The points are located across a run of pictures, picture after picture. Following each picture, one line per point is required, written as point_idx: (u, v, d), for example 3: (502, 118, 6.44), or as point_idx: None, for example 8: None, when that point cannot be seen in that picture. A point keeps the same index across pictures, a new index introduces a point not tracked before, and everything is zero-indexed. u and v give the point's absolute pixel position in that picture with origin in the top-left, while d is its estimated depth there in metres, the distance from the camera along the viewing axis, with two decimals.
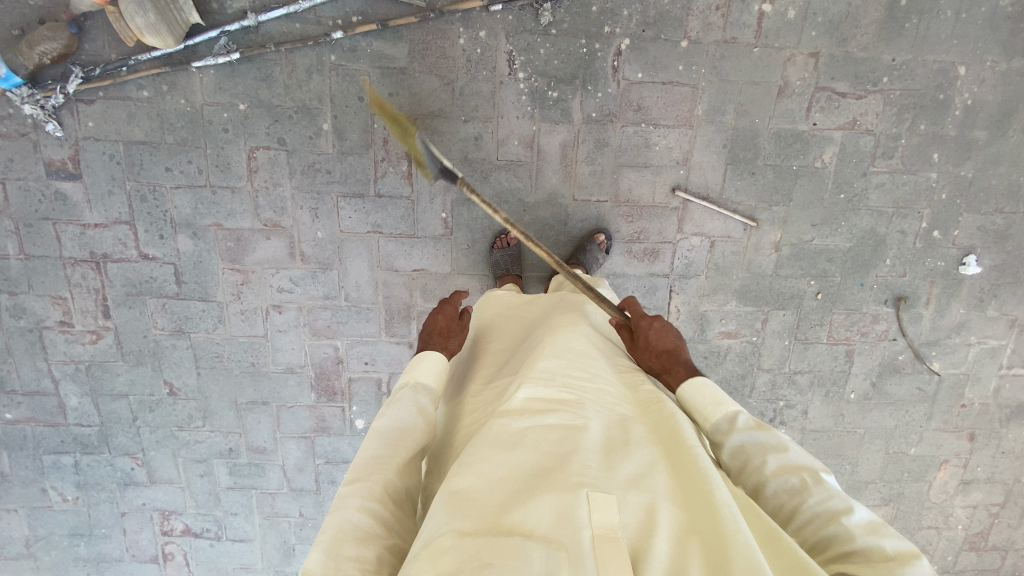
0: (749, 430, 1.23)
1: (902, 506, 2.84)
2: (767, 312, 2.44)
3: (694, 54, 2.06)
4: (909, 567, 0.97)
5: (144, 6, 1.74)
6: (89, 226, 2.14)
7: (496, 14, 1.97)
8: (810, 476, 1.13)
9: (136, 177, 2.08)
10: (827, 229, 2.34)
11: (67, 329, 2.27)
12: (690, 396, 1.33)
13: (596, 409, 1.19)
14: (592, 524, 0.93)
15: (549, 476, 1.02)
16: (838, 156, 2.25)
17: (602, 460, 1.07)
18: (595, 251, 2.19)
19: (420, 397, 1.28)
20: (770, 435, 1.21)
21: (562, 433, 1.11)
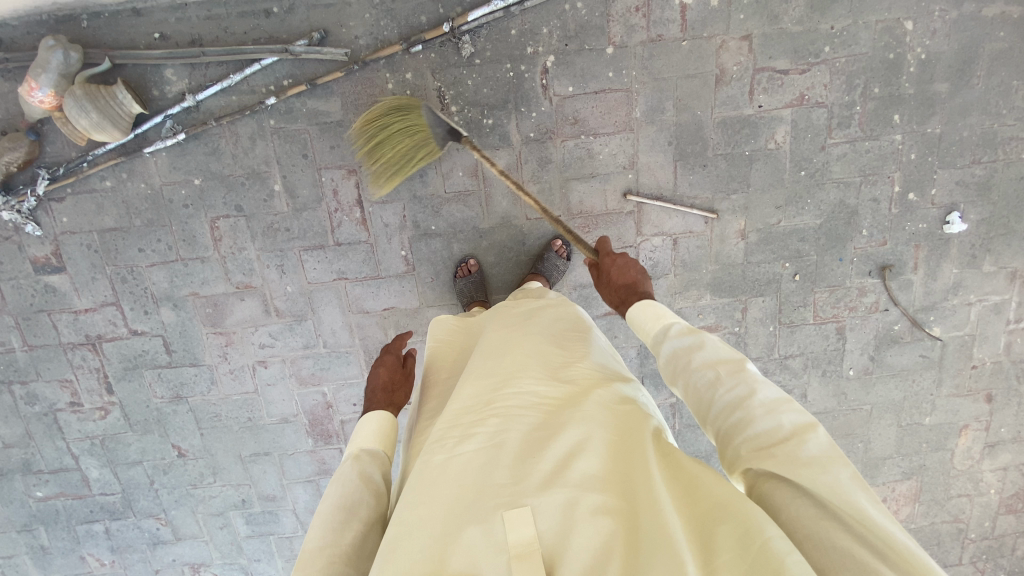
0: (680, 332, 1.28)
1: (926, 478, 2.72)
2: (745, 301, 2.39)
3: (621, 59, 2.06)
4: (802, 438, 0.98)
5: (86, 108, 1.86)
6: (80, 311, 2.29)
7: (419, 54, 2.02)
8: (719, 365, 1.15)
9: (114, 261, 2.22)
10: (793, 210, 2.28)
11: (77, 408, 2.43)
12: (638, 316, 1.41)
13: (514, 416, 1.21)
14: (509, 543, 0.96)
15: (467, 507, 1.04)
16: (792, 135, 2.19)
17: (518, 469, 1.09)
18: (553, 258, 2.21)
19: (364, 465, 1.27)
20: (693, 334, 1.25)
21: (479, 455, 1.13)
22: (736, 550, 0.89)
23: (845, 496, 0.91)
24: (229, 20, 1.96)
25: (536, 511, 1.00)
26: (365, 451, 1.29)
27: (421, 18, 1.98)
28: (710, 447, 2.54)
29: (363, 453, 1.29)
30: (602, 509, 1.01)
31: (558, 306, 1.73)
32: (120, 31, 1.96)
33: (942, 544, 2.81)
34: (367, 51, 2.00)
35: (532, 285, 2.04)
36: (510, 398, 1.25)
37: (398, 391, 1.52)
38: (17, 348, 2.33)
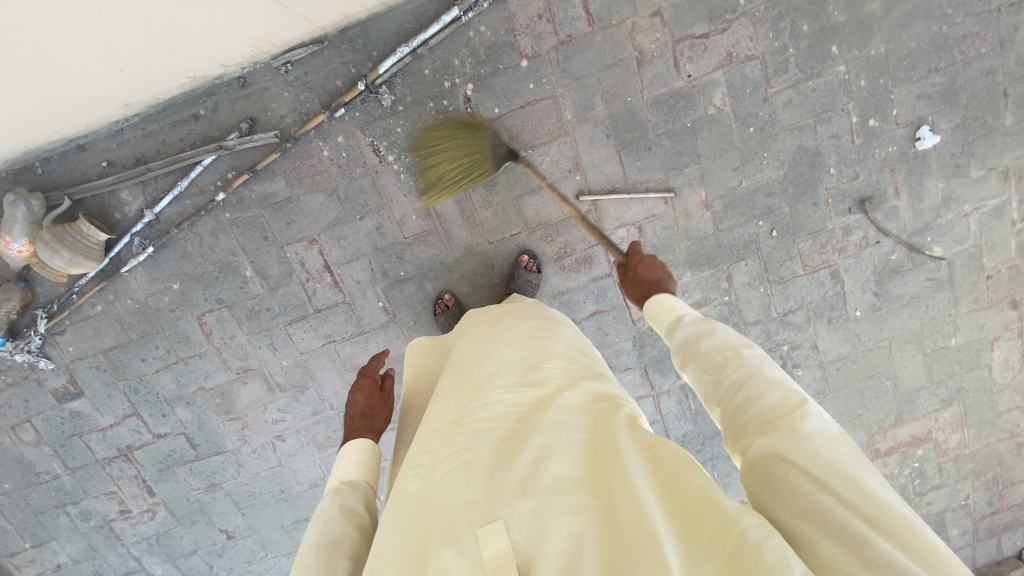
0: (693, 320, 1.21)
1: (969, 401, 2.58)
2: (727, 269, 2.34)
3: (538, 69, 2.06)
4: (805, 421, 0.92)
5: (58, 249, 2.01)
6: (106, 427, 2.44)
7: (344, 116, 2.08)
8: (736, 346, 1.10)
9: (124, 375, 2.36)
10: (752, 168, 2.22)
11: (128, 515, 2.59)
12: (654, 307, 1.35)
13: (484, 426, 1.13)
14: (483, 561, 0.87)
15: (439, 528, 0.95)
16: (730, 95, 2.14)
17: (491, 479, 1.00)
18: (524, 274, 2.21)
19: (344, 497, 1.21)
20: (706, 322, 1.19)
21: (450, 472, 1.04)
22: (715, 549, 0.81)
23: (846, 476, 0.85)
24: (164, 132, 2.07)
25: (509, 521, 0.91)
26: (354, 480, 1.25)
27: (337, 82, 2.04)
28: None
29: (349, 484, 1.24)
30: (578, 509, 0.92)
31: (532, 308, 1.63)
32: (72, 169, 2.09)
33: (1005, 463, 2.66)
34: (296, 126, 2.07)
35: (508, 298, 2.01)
36: (479, 407, 1.16)
37: (377, 416, 1.46)
38: (60, 473, 2.50)
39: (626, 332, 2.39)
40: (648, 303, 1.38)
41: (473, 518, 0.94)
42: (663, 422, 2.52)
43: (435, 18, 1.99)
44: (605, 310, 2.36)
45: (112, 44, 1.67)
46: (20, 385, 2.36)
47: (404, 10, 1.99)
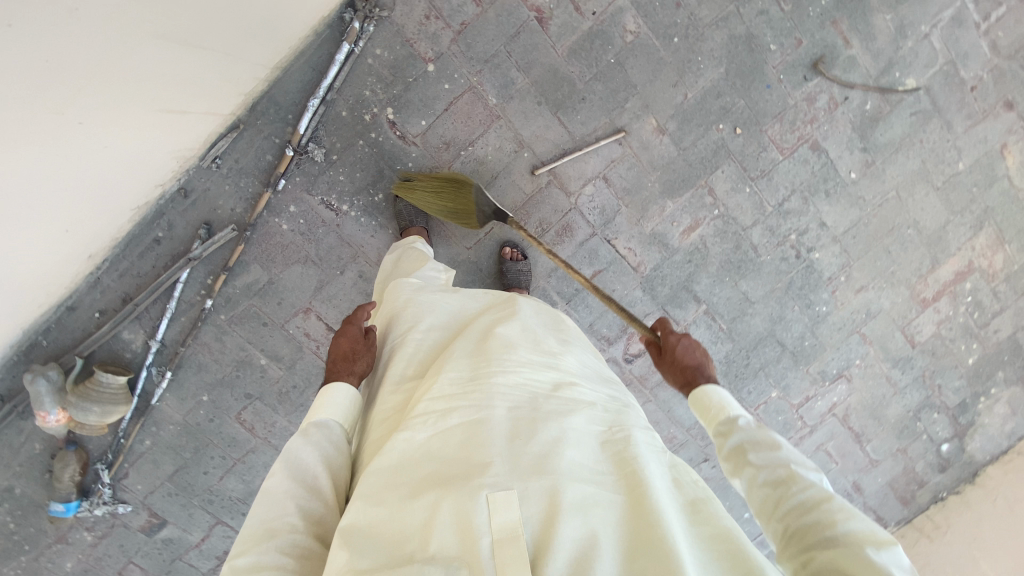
0: (750, 427, 1.20)
1: (1000, 218, 2.45)
2: (706, 184, 2.28)
3: (448, 67, 2.02)
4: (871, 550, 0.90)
5: (88, 408, 2.14)
6: (200, 543, 2.57)
7: (287, 185, 2.09)
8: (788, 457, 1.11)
9: (195, 492, 2.48)
10: (692, 77, 2.14)
11: None
12: (700, 399, 1.35)
13: (501, 397, 1.16)
14: (491, 529, 0.94)
15: (451, 483, 1.01)
16: (642, 16, 2.06)
17: (507, 451, 1.05)
18: (512, 265, 2.21)
19: (324, 433, 1.25)
20: (761, 426, 1.20)
21: (462, 436, 1.09)
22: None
23: None
24: (136, 265, 2.14)
25: (522, 502, 0.98)
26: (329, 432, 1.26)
27: (268, 157, 2.05)
28: (767, 325, 2.49)
29: (323, 437, 1.23)
30: (590, 505, 1.00)
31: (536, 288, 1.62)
32: (72, 330, 2.19)
33: None
34: (248, 213, 2.11)
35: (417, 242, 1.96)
36: (497, 379, 1.18)
37: (361, 359, 1.43)
38: None
39: (631, 281, 2.36)
40: (699, 391, 1.36)
41: (484, 482, 0.99)
42: None
43: (331, 59, 1.96)
44: (603, 268, 2.33)
45: (95, 180, 1.71)
46: (110, 534, 2.50)
47: (299, 64, 1.97)
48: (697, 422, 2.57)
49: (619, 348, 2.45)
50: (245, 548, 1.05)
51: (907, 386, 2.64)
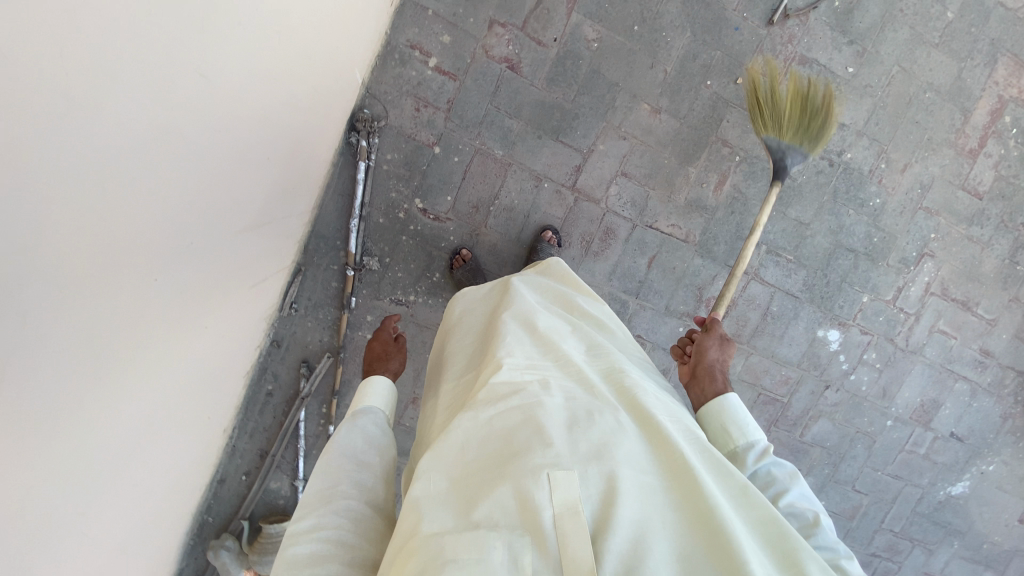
0: (778, 468, 1.13)
1: (1011, 45, 2.42)
2: (718, 138, 2.34)
3: (451, 142, 2.17)
4: None
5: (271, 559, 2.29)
6: None
7: (358, 300, 2.28)
8: (813, 514, 1.05)
9: None
10: (665, 52, 2.23)
11: None
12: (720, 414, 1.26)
13: (555, 384, 1.14)
14: (554, 504, 0.89)
15: (512, 462, 0.97)
16: (598, 22, 2.16)
17: (566, 432, 1.01)
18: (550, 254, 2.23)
19: (376, 421, 1.29)
20: (790, 472, 1.13)
21: (520, 417, 1.05)
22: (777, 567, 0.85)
23: None
24: (260, 421, 2.35)
25: (584, 477, 0.93)
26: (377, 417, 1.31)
27: (333, 284, 2.24)
28: (830, 239, 2.52)
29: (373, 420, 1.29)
30: (650, 489, 0.95)
31: (574, 282, 1.61)
32: (228, 498, 2.41)
33: None
34: (335, 337, 2.30)
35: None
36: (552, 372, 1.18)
37: (394, 360, 1.58)
38: None
39: (686, 253, 2.44)
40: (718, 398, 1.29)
41: (544, 458, 0.95)
42: (776, 288, 2.54)
43: (353, 179, 2.13)
44: (656, 252, 2.42)
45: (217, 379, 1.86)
46: None
47: (329, 196, 2.14)
48: (802, 353, 2.63)
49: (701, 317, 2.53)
50: (305, 513, 1.04)
51: (993, 237, 2.58)
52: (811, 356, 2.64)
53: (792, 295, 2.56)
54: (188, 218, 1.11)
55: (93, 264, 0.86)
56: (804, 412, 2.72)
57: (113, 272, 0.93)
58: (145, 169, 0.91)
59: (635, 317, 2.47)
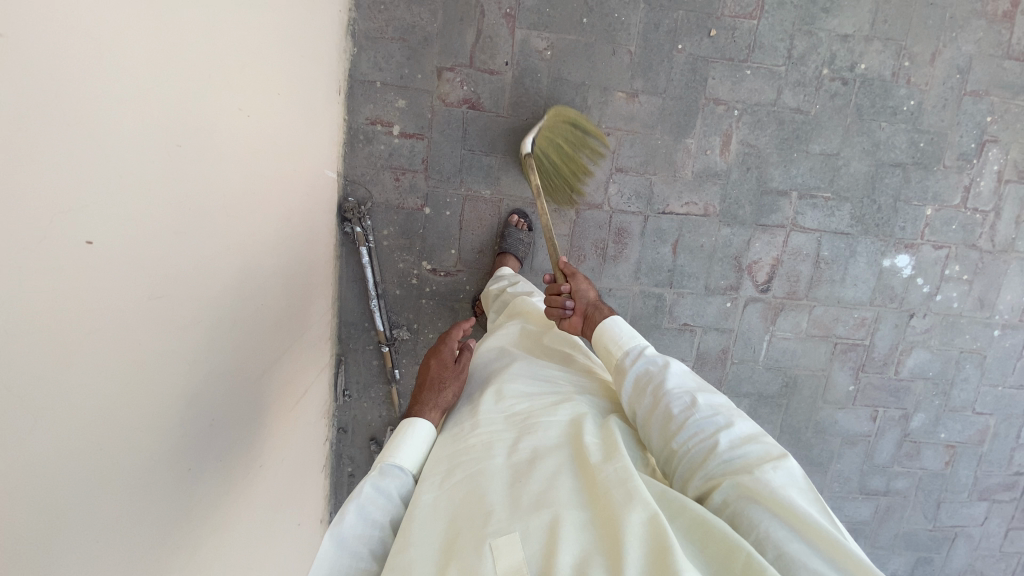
0: (654, 359, 1.27)
1: None
2: (708, 99, 2.16)
3: (439, 199, 2.16)
4: (766, 472, 0.99)
5: None
6: None
7: (400, 371, 2.34)
8: (691, 392, 1.18)
9: None
10: (623, 33, 2.08)
11: None
12: (606, 337, 1.37)
13: (496, 440, 1.16)
14: (499, 574, 0.88)
15: (458, 537, 0.96)
16: (544, 29, 2.05)
17: (507, 492, 1.03)
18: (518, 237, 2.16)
19: (390, 484, 1.12)
20: (665, 359, 1.27)
21: (465, 485, 1.06)
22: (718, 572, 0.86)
23: (800, 514, 0.90)
24: None
25: (524, 533, 0.93)
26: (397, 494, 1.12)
27: (374, 363, 2.32)
28: (868, 161, 2.26)
29: (391, 498, 1.11)
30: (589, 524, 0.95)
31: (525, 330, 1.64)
32: None
33: None
34: (392, 410, 2.38)
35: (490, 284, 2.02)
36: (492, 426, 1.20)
37: (451, 386, 1.36)
38: None
39: (710, 227, 2.29)
40: (602, 323, 1.41)
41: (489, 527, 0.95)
42: (822, 232, 2.32)
43: (360, 264, 2.18)
44: (677, 235, 2.29)
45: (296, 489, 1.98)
46: None
47: (343, 285, 2.21)
48: (871, 290, 2.40)
49: (747, 286, 2.36)
50: None
51: None
52: (883, 289, 2.40)
53: (841, 234, 2.33)
54: (198, 403, 1.16)
55: (92, 536, 0.87)
56: (893, 349, 2.48)
57: (134, 495, 0.96)
58: (130, 400, 0.93)
59: (676, 306, 2.37)
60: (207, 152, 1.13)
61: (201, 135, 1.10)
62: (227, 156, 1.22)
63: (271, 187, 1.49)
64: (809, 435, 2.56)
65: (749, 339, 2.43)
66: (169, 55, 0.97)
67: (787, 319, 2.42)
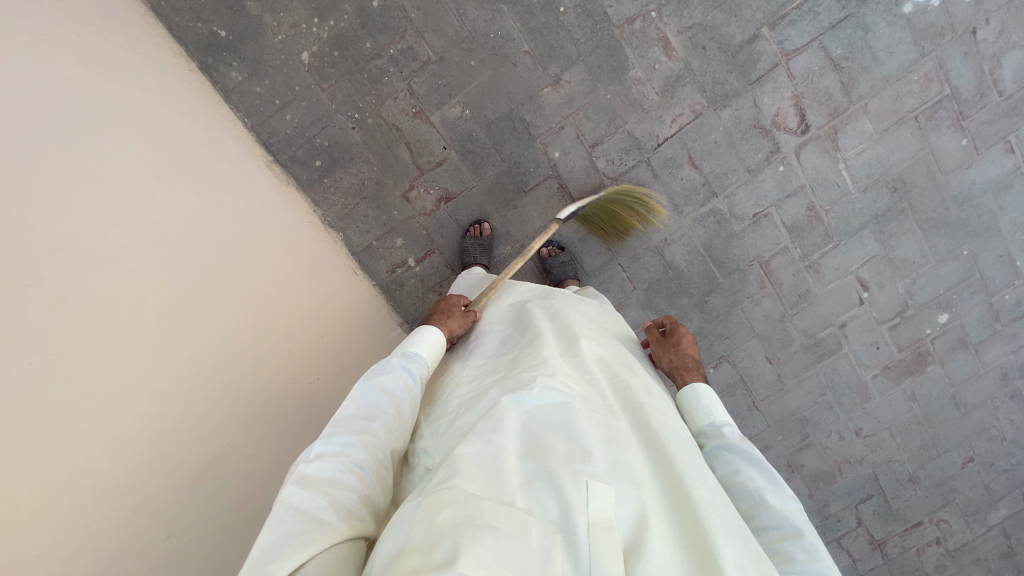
0: (730, 438, 1.33)
1: None
2: (620, 25, 2.06)
3: None
4: None
5: None
6: (861, 565, 2.70)
7: None
8: (759, 487, 1.22)
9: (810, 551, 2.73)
10: (510, 43, 2.08)
11: (971, 548, 2.64)
12: (686, 398, 1.49)
13: (594, 401, 1.30)
14: (589, 512, 1.01)
15: (553, 460, 1.11)
16: (450, 98, 2.13)
17: (608, 448, 1.16)
18: (561, 258, 2.24)
19: (412, 365, 1.44)
20: (740, 441, 1.32)
21: (564, 421, 1.21)
22: None
23: None
24: None
25: (620, 493, 1.07)
26: (413, 374, 1.42)
27: None
28: None
29: (408, 374, 1.41)
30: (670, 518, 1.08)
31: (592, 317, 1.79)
32: None
33: None
34: None
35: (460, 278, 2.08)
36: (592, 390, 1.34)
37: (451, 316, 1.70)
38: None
39: (711, 121, 2.15)
40: (684, 390, 1.50)
41: (585, 469, 1.09)
42: (819, 36, 2.08)
43: None
44: (687, 152, 2.18)
45: None
46: None
47: None
48: (910, 44, 2.10)
49: (786, 139, 2.17)
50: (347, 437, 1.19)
51: None
52: (924, 33, 2.09)
53: (839, 24, 2.08)
54: None
55: None
56: (981, 75, 2.13)
57: None
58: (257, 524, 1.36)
59: (736, 206, 2.24)
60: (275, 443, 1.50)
61: (260, 436, 1.47)
62: (294, 421, 1.58)
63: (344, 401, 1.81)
64: (954, 212, 2.28)
65: (826, 181, 2.22)
66: (178, 343, 1.38)
67: (849, 134, 2.18)
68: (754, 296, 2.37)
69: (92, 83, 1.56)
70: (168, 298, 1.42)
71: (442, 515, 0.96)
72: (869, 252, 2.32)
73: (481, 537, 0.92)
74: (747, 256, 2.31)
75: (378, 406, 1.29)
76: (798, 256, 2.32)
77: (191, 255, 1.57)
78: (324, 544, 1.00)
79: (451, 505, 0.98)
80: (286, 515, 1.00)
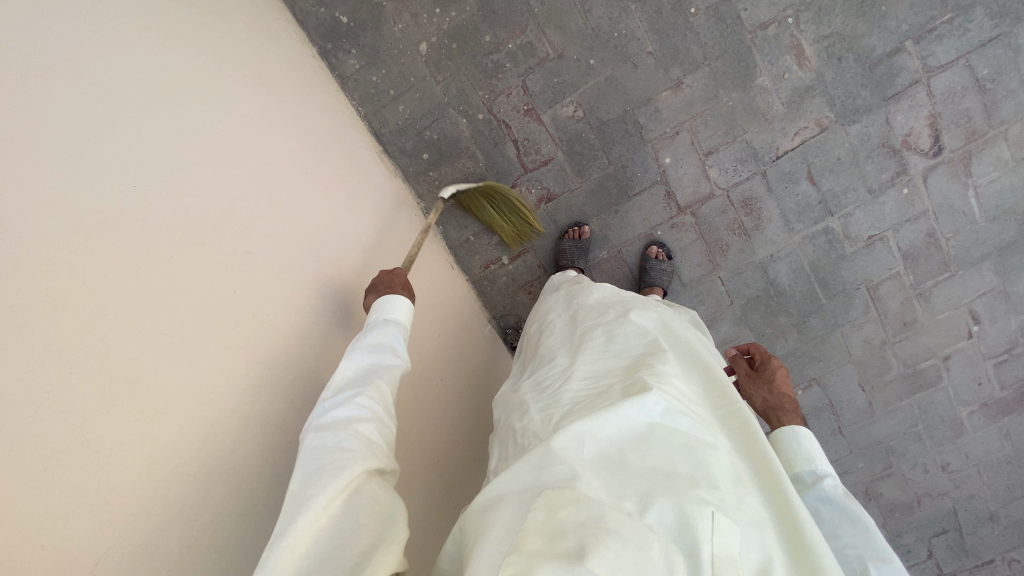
0: (835, 496, 1.08)
1: None
2: (752, 31, 1.99)
3: None
4: None
5: None
6: None
7: None
8: (862, 556, 0.98)
9: None
10: (633, 44, 2.02)
11: None
12: (786, 444, 1.21)
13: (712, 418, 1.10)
14: (713, 543, 0.84)
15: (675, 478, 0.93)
16: (564, 97, 2.08)
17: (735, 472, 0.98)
18: (659, 265, 2.16)
19: (392, 330, 1.24)
20: (847, 501, 1.07)
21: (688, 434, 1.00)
22: None
23: None
24: None
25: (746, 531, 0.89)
26: (395, 332, 1.24)
27: None
28: None
29: (390, 333, 1.23)
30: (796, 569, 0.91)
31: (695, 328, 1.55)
32: None
33: None
34: None
35: (554, 277, 1.92)
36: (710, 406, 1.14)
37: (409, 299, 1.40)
38: None
39: (836, 136, 2.05)
40: (779, 431, 1.23)
41: (709, 496, 0.91)
42: (966, 54, 1.95)
43: None
44: (804, 167, 2.09)
45: None
46: None
47: None
48: None
49: (914, 161, 2.06)
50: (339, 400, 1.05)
51: None
52: None
53: (990, 42, 1.94)
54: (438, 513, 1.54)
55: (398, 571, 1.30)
56: None
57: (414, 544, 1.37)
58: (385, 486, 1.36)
59: (850, 227, 2.15)
60: (412, 439, 1.51)
61: None
62: (417, 399, 1.60)
63: (456, 402, 1.80)
64: None
65: (950, 207, 2.10)
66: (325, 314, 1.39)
67: (984, 161, 2.05)
68: (856, 320, 2.27)
69: (248, 57, 1.58)
70: (324, 289, 1.43)
71: (565, 512, 0.86)
72: (985, 284, 2.18)
73: (605, 545, 0.81)
74: (855, 279, 2.21)
75: (371, 361, 1.15)
76: (909, 282, 2.20)
77: (332, 232, 1.57)
78: (347, 484, 0.89)
79: (574, 503, 0.87)
80: (307, 463, 0.90)
